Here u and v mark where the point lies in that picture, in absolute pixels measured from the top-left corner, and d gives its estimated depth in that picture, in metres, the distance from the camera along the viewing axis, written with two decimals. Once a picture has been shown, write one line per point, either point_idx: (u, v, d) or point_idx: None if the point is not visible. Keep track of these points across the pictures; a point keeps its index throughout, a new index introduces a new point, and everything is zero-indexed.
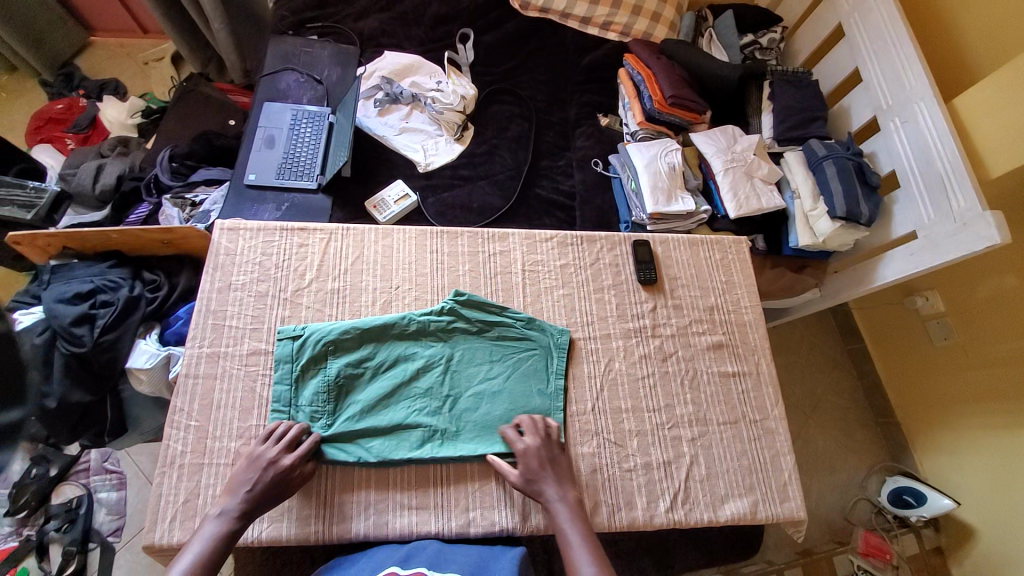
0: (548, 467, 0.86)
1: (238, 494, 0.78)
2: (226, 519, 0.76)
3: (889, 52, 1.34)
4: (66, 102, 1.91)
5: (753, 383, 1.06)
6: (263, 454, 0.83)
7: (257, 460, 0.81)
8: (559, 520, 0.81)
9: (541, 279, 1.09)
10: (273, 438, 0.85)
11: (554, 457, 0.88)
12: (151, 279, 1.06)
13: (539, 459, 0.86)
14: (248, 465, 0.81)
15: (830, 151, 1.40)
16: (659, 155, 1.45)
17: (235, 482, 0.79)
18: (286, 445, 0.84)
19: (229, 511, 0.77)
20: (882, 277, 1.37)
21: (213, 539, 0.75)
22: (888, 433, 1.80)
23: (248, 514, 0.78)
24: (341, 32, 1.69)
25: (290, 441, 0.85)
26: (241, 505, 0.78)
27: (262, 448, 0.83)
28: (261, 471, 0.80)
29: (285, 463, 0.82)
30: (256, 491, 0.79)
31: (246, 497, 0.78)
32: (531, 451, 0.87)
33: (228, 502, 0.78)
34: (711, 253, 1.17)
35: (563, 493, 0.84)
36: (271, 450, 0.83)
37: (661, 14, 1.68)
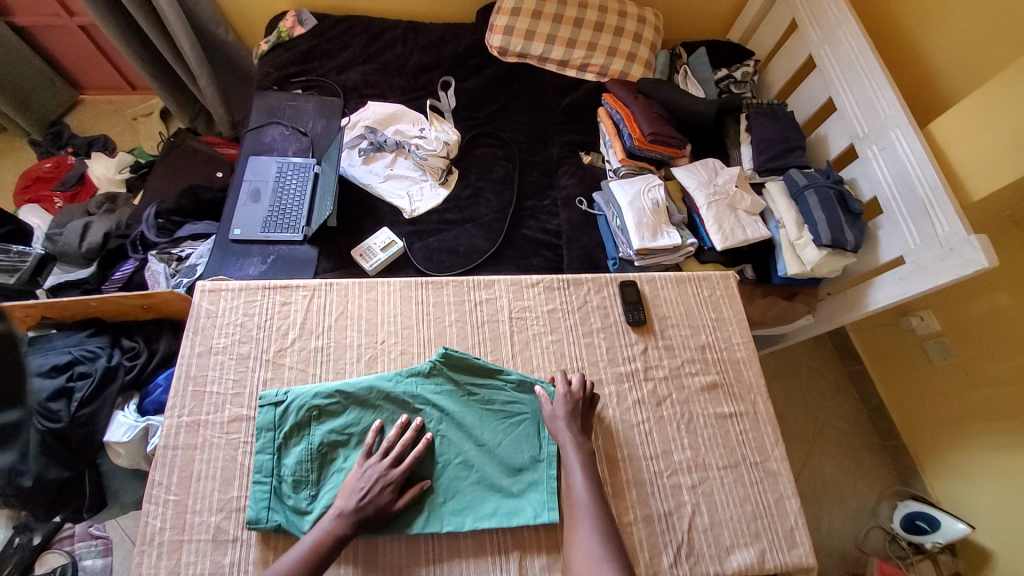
0: (577, 419, 0.93)
1: (350, 500, 0.83)
2: (343, 518, 0.81)
3: (861, 81, 1.37)
4: (55, 161, 1.92)
5: (750, 424, 1.03)
6: (369, 467, 0.87)
7: (367, 471, 0.86)
8: (569, 463, 0.88)
9: (529, 326, 1.08)
10: (382, 453, 0.89)
11: (586, 413, 0.95)
12: (130, 345, 1.04)
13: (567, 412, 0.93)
14: (360, 474, 0.86)
15: (810, 181, 1.41)
16: (642, 191, 1.46)
17: (350, 486, 0.85)
18: (391, 459, 0.88)
19: (348, 511, 0.82)
20: (873, 302, 1.36)
21: (320, 539, 0.79)
22: (895, 455, 1.75)
23: (359, 522, 0.82)
24: (325, 85, 1.72)
25: (396, 456, 0.88)
26: (356, 510, 0.82)
27: (371, 461, 0.87)
28: (375, 484, 0.85)
29: (393, 476, 0.86)
30: (366, 498, 0.83)
31: (361, 503, 0.83)
32: (562, 402, 0.94)
33: (346, 502, 0.83)
34: (699, 290, 1.16)
35: (579, 438, 0.91)
36: (378, 464, 0.87)
37: (636, 54, 1.73)
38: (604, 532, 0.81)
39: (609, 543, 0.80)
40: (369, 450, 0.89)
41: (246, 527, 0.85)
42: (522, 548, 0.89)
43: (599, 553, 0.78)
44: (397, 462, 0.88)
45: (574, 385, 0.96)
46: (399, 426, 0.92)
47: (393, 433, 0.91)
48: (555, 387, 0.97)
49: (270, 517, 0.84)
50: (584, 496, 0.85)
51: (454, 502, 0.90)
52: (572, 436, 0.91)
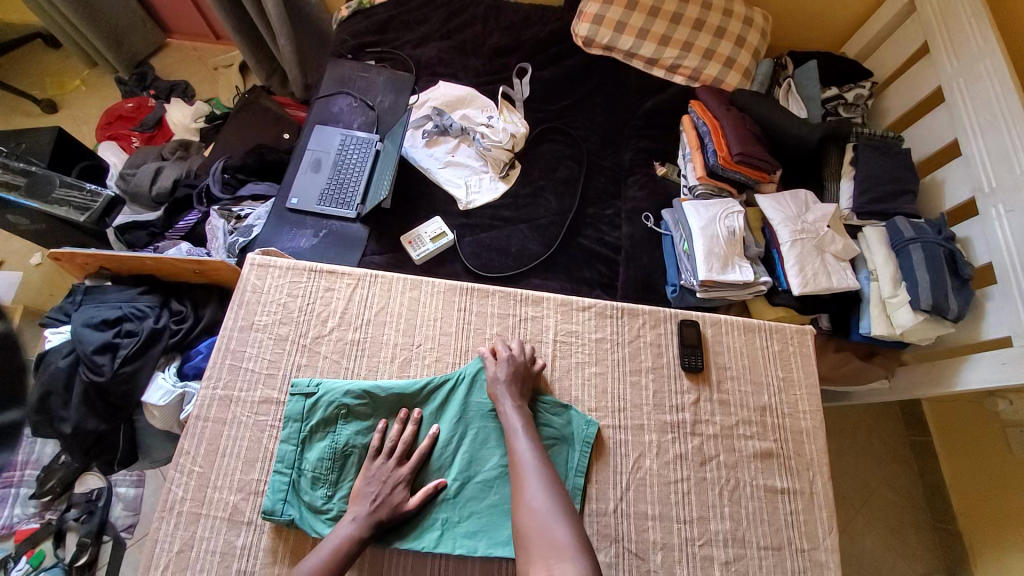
0: (517, 383, 0.91)
1: (364, 505, 0.82)
2: (359, 523, 0.80)
3: (998, 128, 1.16)
4: (136, 102, 1.99)
5: (804, 505, 0.92)
6: (376, 468, 0.86)
7: (375, 474, 0.85)
8: (513, 428, 0.86)
9: (572, 353, 1.00)
10: (385, 452, 0.87)
11: (528, 374, 0.93)
12: (179, 309, 1.07)
13: (512, 374, 0.91)
14: (368, 478, 0.84)
15: (920, 233, 1.23)
16: (719, 217, 1.33)
17: (361, 490, 0.83)
18: (395, 457, 0.87)
19: (361, 518, 0.80)
20: (965, 381, 1.18)
21: (342, 547, 0.78)
22: (946, 540, 1.54)
23: (377, 525, 0.81)
24: (398, 58, 1.67)
25: (395, 451, 0.88)
26: (372, 515, 0.81)
27: (376, 462, 0.86)
28: (385, 486, 0.84)
29: (400, 475, 0.85)
30: (379, 501, 0.82)
31: (375, 507, 0.81)
32: (506, 359, 0.93)
33: (360, 507, 0.82)
34: (768, 342, 1.04)
35: (520, 404, 0.90)
36: (386, 464, 0.86)
37: (734, 60, 1.56)
38: (549, 485, 0.79)
39: (553, 494, 0.77)
40: (375, 451, 0.88)
41: (261, 514, 0.84)
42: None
43: (547, 505, 0.76)
44: (401, 459, 0.87)
45: (517, 350, 0.95)
46: (399, 422, 0.90)
47: (393, 429, 0.89)
48: (498, 353, 0.94)
49: (284, 510, 0.83)
50: (530, 457, 0.82)
51: (468, 524, 0.85)
52: (514, 400, 0.89)
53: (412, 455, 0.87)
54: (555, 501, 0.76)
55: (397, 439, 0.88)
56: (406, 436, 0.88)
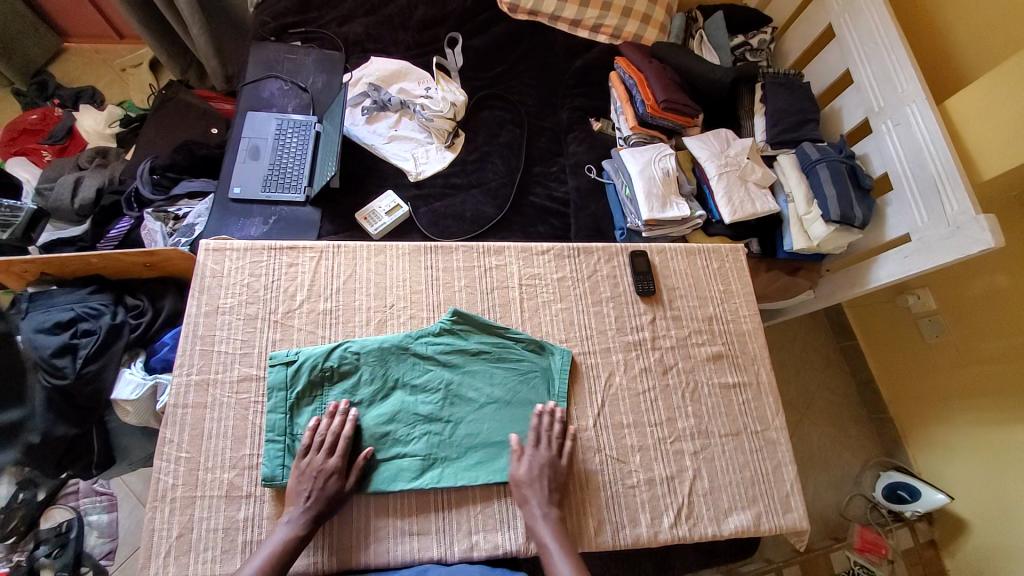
0: (545, 483, 0.88)
1: (298, 504, 0.82)
2: (294, 525, 0.80)
3: (879, 54, 1.34)
4: (41, 113, 1.83)
5: (753, 394, 1.06)
6: (309, 464, 0.85)
7: (307, 471, 0.84)
8: (541, 532, 0.84)
9: (538, 294, 1.08)
10: (322, 447, 0.87)
11: (558, 476, 0.89)
12: (135, 304, 1.07)
13: (540, 472, 0.89)
14: (301, 476, 0.84)
15: (824, 155, 1.39)
16: (653, 160, 1.44)
17: (293, 493, 0.83)
18: (328, 450, 0.86)
19: (297, 519, 0.81)
20: (876, 278, 1.37)
21: (277, 550, 0.78)
22: (882, 427, 1.77)
23: (315, 519, 0.82)
24: (325, 38, 1.64)
25: (334, 445, 0.87)
26: (306, 513, 0.81)
27: (309, 458, 0.85)
28: (318, 481, 0.83)
29: (332, 466, 0.84)
30: (314, 498, 0.82)
31: (310, 504, 0.82)
32: (536, 463, 0.89)
33: (293, 509, 0.82)
34: (708, 262, 1.16)
35: (546, 506, 0.87)
36: (319, 459, 0.85)
37: (650, 15, 1.66)
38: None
39: None
40: (305, 449, 0.87)
41: (261, 483, 0.87)
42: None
43: None
44: (334, 450, 0.87)
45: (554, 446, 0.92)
46: (329, 415, 0.90)
47: (324, 422, 0.89)
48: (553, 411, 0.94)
49: (285, 474, 0.87)
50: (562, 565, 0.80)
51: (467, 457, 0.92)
52: (542, 506, 0.86)
53: (342, 444, 0.87)
54: None
55: (337, 433, 0.88)
56: (346, 429, 0.89)
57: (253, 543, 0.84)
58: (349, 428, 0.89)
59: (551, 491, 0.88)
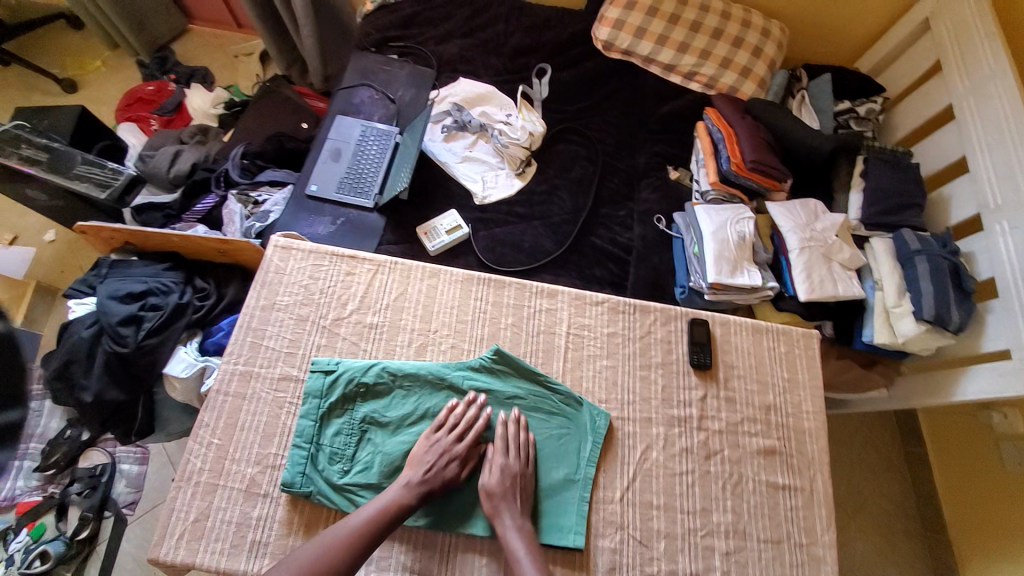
0: (517, 496, 0.87)
1: (417, 471, 0.85)
2: (408, 490, 0.84)
3: (1005, 146, 1.19)
4: (157, 85, 2.02)
5: (804, 501, 0.95)
6: (438, 442, 0.89)
7: (435, 444, 0.88)
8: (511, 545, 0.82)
9: (585, 346, 1.03)
10: (452, 429, 0.90)
11: (526, 485, 0.88)
12: (201, 287, 1.13)
13: (511, 478, 0.87)
14: (428, 447, 0.88)
15: (924, 246, 1.25)
16: (729, 222, 1.35)
17: (416, 458, 0.87)
18: (456, 435, 0.90)
19: (413, 485, 0.84)
20: (963, 391, 1.21)
21: (388, 509, 0.82)
22: (937, 552, 1.54)
23: (425, 494, 0.84)
24: (421, 55, 1.70)
25: (463, 429, 0.91)
26: (423, 482, 0.84)
27: (438, 435, 0.90)
28: (441, 458, 0.87)
29: (458, 450, 0.88)
30: (433, 472, 0.86)
31: (427, 477, 0.85)
32: (502, 470, 0.88)
33: (413, 475, 0.85)
34: (776, 344, 1.06)
35: (519, 521, 0.85)
36: (445, 438, 0.89)
37: (750, 69, 1.59)
38: None
39: None
40: (437, 425, 0.91)
41: (279, 487, 0.87)
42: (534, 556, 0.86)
43: None
44: (461, 436, 0.90)
45: (513, 458, 0.89)
46: (466, 402, 0.93)
47: (460, 408, 0.93)
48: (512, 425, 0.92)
49: (303, 483, 0.87)
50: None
51: None
52: (512, 519, 0.84)
53: (470, 434, 0.91)
54: None
55: (470, 422, 0.91)
56: (481, 422, 0.92)
57: (258, 544, 0.85)
58: (482, 420, 0.92)
59: (520, 505, 0.86)
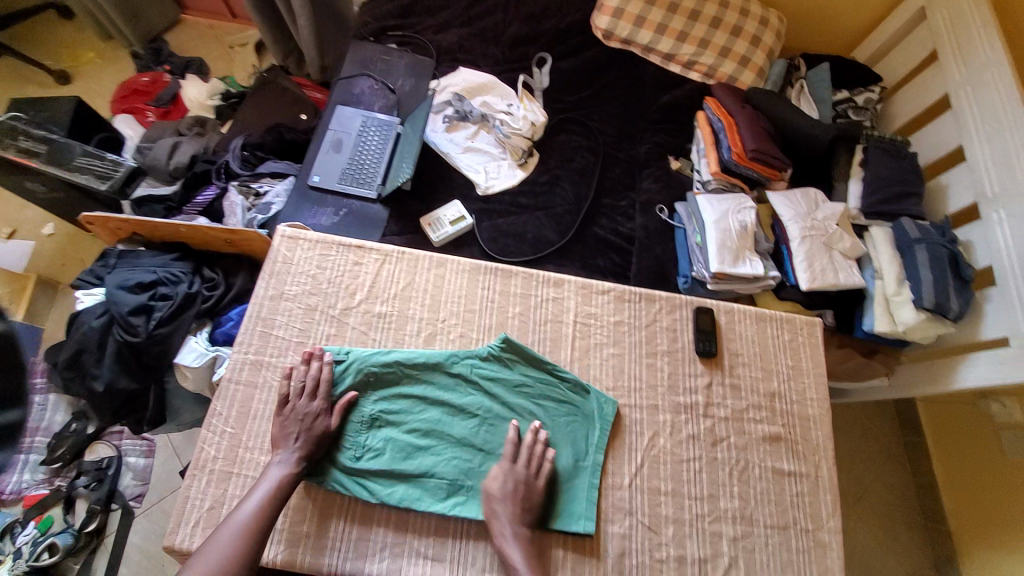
0: (518, 502, 0.86)
1: (288, 444, 0.86)
2: (287, 462, 0.84)
3: (1004, 135, 1.20)
4: (152, 77, 1.99)
5: (809, 487, 0.97)
6: (299, 410, 0.89)
7: (291, 413, 0.88)
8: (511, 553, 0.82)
9: (591, 334, 1.04)
10: (304, 393, 0.90)
11: (531, 495, 0.87)
12: (210, 277, 1.13)
13: (516, 484, 0.87)
14: (286, 418, 0.88)
15: (924, 234, 1.27)
16: (731, 211, 1.37)
17: (280, 432, 0.87)
18: (309, 394, 0.90)
19: (288, 457, 0.85)
20: (963, 379, 1.23)
21: (275, 488, 0.82)
22: (936, 540, 1.58)
23: (308, 459, 0.86)
24: (419, 44, 1.69)
25: (315, 389, 0.90)
26: (299, 452, 0.86)
27: (299, 403, 0.89)
28: (304, 422, 0.88)
29: (315, 409, 0.89)
30: (304, 436, 0.87)
31: (300, 443, 0.86)
32: (510, 479, 0.87)
33: (285, 448, 0.86)
34: (779, 332, 1.08)
35: (518, 526, 0.85)
36: (309, 405, 0.89)
37: (749, 59, 1.60)
38: None
39: None
40: (285, 396, 0.90)
41: None
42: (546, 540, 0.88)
43: None
44: (315, 394, 0.90)
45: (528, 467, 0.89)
46: (310, 360, 0.93)
47: (301, 369, 0.92)
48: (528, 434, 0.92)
49: (316, 470, 0.87)
50: None
51: None
52: (512, 526, 0.84)
53: (322, 386, 0.91)
54: None
55: (316, 376, 0.91)
56: (325, 373, 0.92)
57: (275, 531, 0.86)
58: (326, 371, 0.92)
59: (525, 511, 0.86)
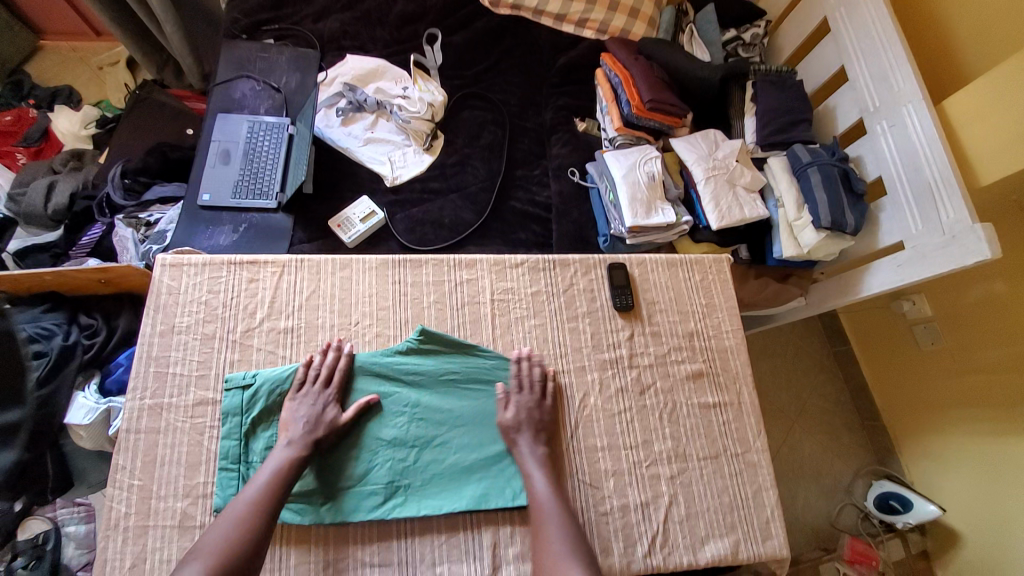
0: (533, 425, 0.91)
1: (297, 428, 0.86)
2: (293, 448, 0.84)
3: (878, 52, 1.26)
4: (15, 114, 1.78)
5: (734, 415, 1.02)
6: (309, 394, 0.89)
7: (305, 398, 0.88)
8: (527, 468, 0.88)
9: (511, 309, 1.03)
10: (319, 380, 0.90)
11: (545, 416, 0.93)
12: (88, 323, 1.05)
13: (529, 413, 0.92)
14: (297, 405, 0.88)
15: (815, 157, 1.33)
16: (638, 164, 1.38)
17: (294, 419, 0.87)
18: (324, 382, 0.90)
19: (295, 442, 0.84)
20: (868, 287, 1.32)
21: (280, 470, 0.81)
22: (873, 433, 1.71)
23: (313, 444, 0.85)
24: (300, 35, 1.58)
25: (330, 377, 0.91)
26: (306, 436, 0.85)
27: (310, 389, 0.89)
28: (315, 407, 0.88)
29: (330, 396, 0.89)
30: (313, 421, 0.87)
31: (308, 430, 0.86)
32: (523, 406, 0.92)
33: (292, 434, 0.85)
34: (690, 274, 1.11)
35: (535, 445, 0.90)
36: (319, 391, 0.89)
37: (639, 9, 1.59)
38: (566, 524, 0.81)
39: (569, 533, 0.80)
40: (298, 383, 0.90)
41: (214, 514, 0.83)
42: (493, 521, 0.88)
43: (563, 551, 0.78)
44: (329, 382, 0.91)
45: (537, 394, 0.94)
46: (323, 351, 0.94)
47: (318, 358, 0.92)
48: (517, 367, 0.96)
49: None
50: (546, 504, 0.83)
51: (442, 478, 0.89)
52: (529, 445, 0.90)
53: (338, 376, 0.91)
54: (563, 538, 0.79)
55: (331, 366, 0.92)
56: (340, 363, 0.92)
57: None
58: (345, 363, 0.93)
59: (539, 432, 0.91)
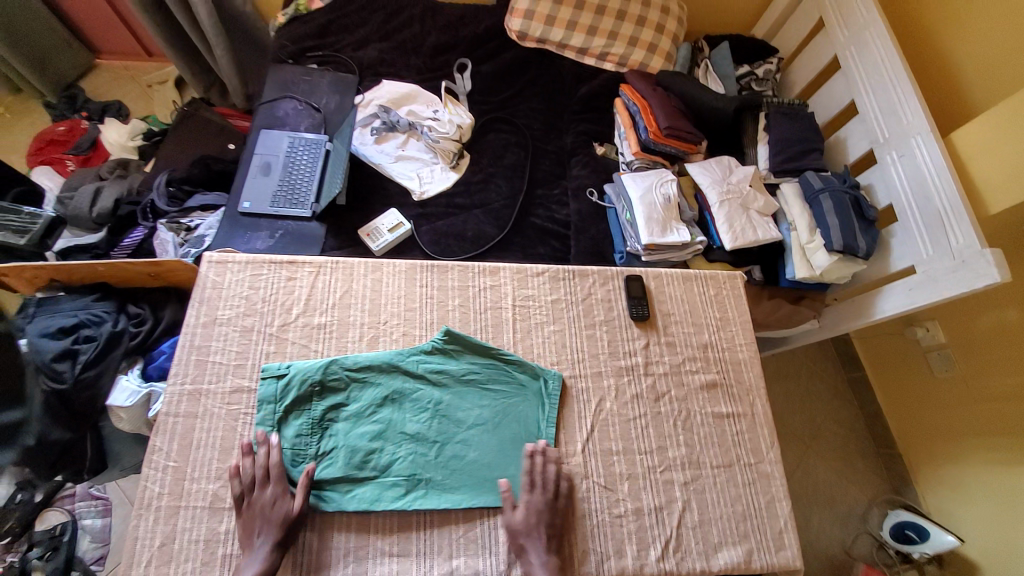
0: (543, 531, 0.85)
1: (257, 545, 0.80)
2: (259, 563, 0.79)
3: (886, 87, 1.33)
4: (68, 125, 1.93)
5: (747, 425, 1.03)
6: (258, 500, 0.83)
7: (256, 507, 0.82)
8: None
9: (532, 315, 1.08)
10: (256, 483, 0.84)
11: (554, 521, 0.87)
12: (136, 312, 1.12)
13: (536, 518, 0.86)
14: (252, 517, 0.82)
15: (827, 184, 1.38)
16: (655, 186, 1.45)
17: (247, 533, 0.81)
18: (263, 483, 0.84)
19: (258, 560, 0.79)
20: (880, 310, 1.34)
21: None
22: (888, 461, 1.69)
23: (281, 548, 0.80)
24: (341, 61, 1.71)
25: (266, 476, 0.85)
26: (275, 543, 0.80)
27: (256, 495, 0.83)
28: (266, 511, 0.82)
29: (271, 494, 0.83)
30: (270, 523, 0.81)
31: (267, 538, 0.80)
32: (532, 509, 0.87)
33: (253, 548, 0.80)
34: (705, 289, 1.15)
35: (543, 556, 0.83)
36: (266, 494, 0.83)
37: (657, 44, 1.70)
38: None
39: None
40: (239, 497, 0.84)
41: (244, 496, 0.87)
42: None
43: None
44: (266, 481, 0.85)
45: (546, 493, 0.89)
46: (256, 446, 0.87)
47: (245, 463, 0.86)
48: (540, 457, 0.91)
49: None
50: None
51: (461, 474, 0.92)
52: (539, 558, 0.83)
53: (275, 469, 0.85)
54: None
55: (263, 465, 0.86)
56: (272, 459, 0.86)
57: (231, 557, 0.84)
58: (274, 455, 0.87)
59: (548, 540, 0.85)
